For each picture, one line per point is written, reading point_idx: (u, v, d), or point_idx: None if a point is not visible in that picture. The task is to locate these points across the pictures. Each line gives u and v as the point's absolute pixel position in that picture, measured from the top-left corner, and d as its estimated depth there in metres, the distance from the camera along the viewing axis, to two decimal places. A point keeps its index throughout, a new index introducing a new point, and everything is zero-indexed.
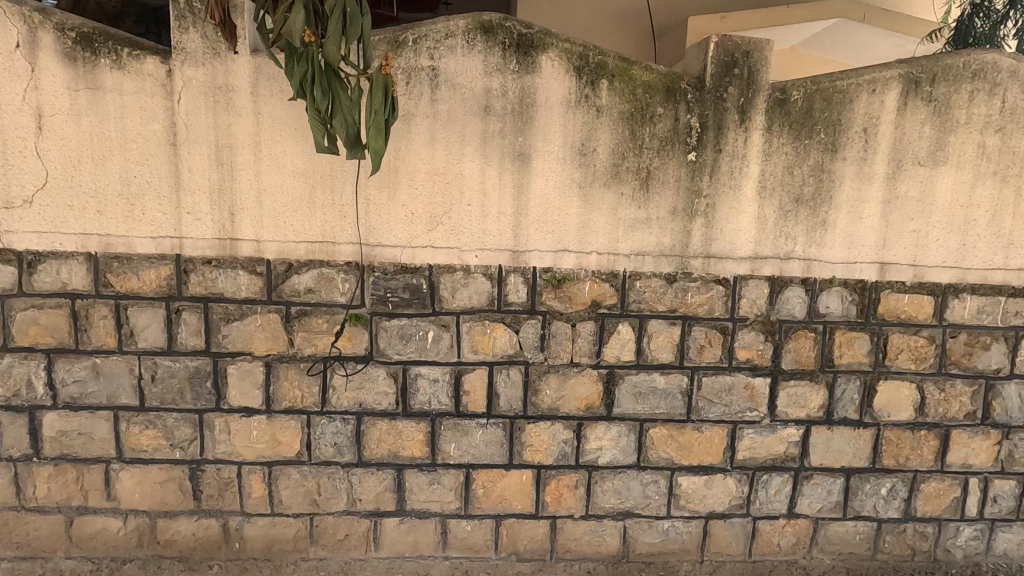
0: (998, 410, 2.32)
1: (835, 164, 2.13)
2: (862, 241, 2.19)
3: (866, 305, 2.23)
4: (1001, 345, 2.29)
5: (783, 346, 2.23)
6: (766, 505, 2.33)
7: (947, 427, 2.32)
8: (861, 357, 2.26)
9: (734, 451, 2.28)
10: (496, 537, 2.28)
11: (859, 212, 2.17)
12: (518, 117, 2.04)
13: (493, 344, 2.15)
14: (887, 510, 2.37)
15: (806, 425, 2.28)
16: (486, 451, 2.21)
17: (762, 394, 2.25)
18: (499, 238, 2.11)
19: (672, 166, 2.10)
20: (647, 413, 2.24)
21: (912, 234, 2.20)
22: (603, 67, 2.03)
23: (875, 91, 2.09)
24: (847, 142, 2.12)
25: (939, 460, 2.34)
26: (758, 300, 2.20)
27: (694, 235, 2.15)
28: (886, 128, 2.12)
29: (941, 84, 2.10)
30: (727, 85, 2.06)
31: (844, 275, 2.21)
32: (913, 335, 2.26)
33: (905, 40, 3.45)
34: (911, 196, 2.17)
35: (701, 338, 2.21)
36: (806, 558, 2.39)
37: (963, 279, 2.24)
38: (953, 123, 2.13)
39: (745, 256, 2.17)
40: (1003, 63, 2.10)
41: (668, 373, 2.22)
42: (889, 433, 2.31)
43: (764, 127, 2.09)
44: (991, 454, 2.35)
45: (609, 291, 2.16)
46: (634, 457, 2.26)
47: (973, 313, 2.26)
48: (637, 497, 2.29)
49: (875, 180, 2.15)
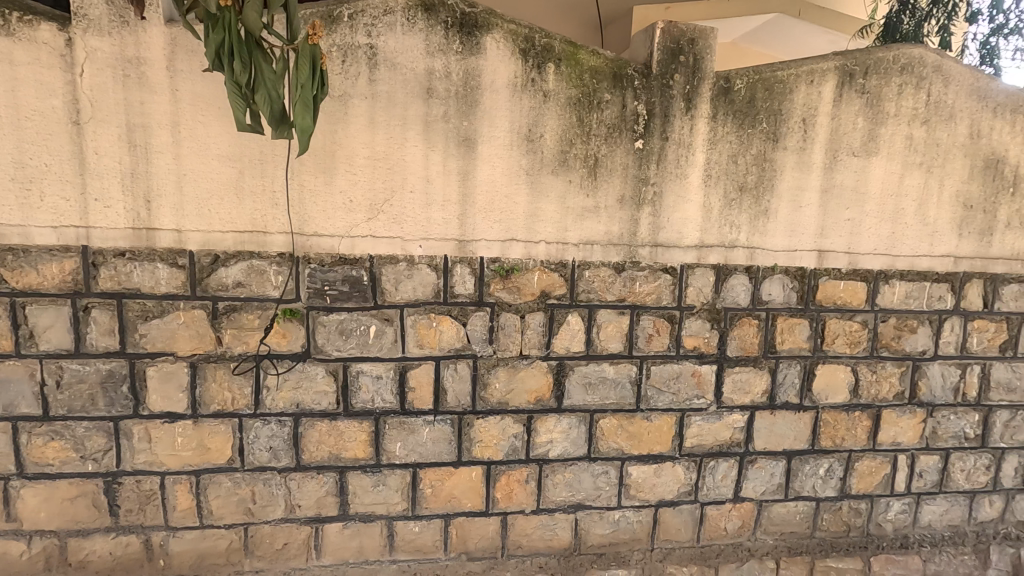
0: (923, 390, 2.45)
1: (777, 153, 2.16)
2: (802, 229, 2.24)
3: (805, 292, 2.29)
4: (927, 328, 2.41)
5: (728, 333, 2.26)
6: (713, 490, 2.36)
7: (878, 408, 2.43)
8: (801, 342, 2.32)
9: (682, 439, 2.30)
10: (445, 538, 2.21)
11: (799, 201, 2.22)
12: (462, 101, 1.95)
13: (440, 337, 2.07)
14: (824, 490, 2.45)
15: (750, 410, 2.33)
16: (433, 449, 2.13)
17: (708, 381, 2.28)
18: (444, 226, 2.02)
19: (619, 153, 2.07)
20: (597, 404, 2.21)
21: (847, 222, 2.27)
22: (549, 51, 1.97)
23: (814, 82, 2.13)
24: (787, 132, 2.15)
25: (872, 439, 2.45)
26: (704, 288, 2.22)
27: (641, 223, 2.14)
28: (824, 119, 2.17)
29: (874, 77, 2.17)
30: (673, 72, 2.05)
31: (785, 263, 2.25)
32: (848, 320, 2.34)
33: (838, 36, 3.64)
34: (846, 185, 2.24)
35: (649, 327, 2.20)
36: (751, 540, 2.45)
37: (893, 265, 2.34)
38: (884, 115, 2.20)
39: (692, 245, 2.18)
40: (928, 57, 2.19)
41: (618, 363, 2.20)
42: (827, 416, 2.39)
43: (709, 115, 2.09)
44: (917, 431, 2.48)
45: (558, 281, 2.12)
46: (584, 449, 2.24)
47: (902, 298, 2.37)
48: (588, 489, 2.27)
49: (813, 170, 2.20)
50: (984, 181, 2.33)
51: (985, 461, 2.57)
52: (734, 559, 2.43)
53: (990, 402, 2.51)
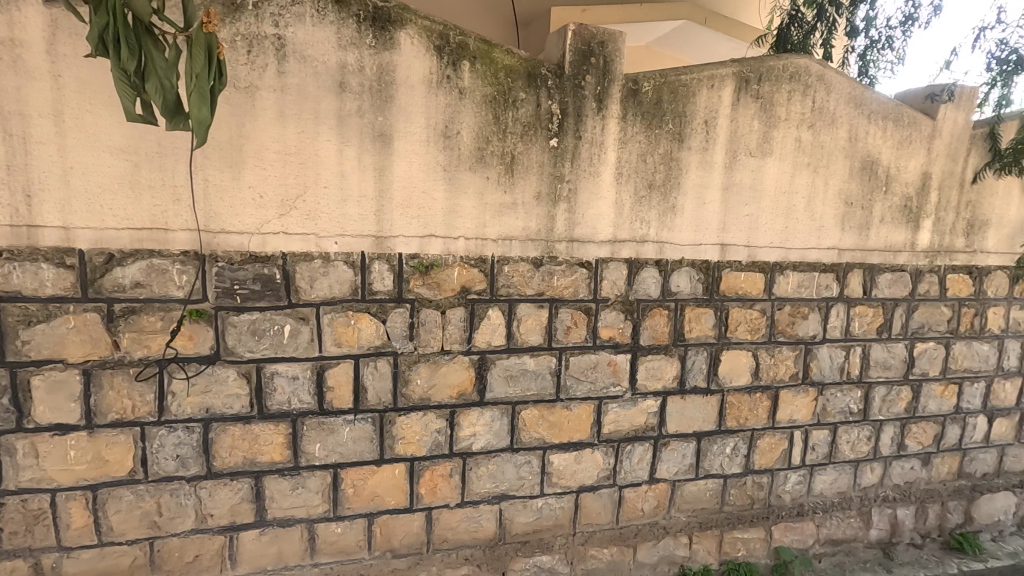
0: (815, 370, 2.69)
1: (682, 153, 2.30)
2: (706, 224, 2.39)
3: (710, 283, 2.45)
4: (817, 315, 2.64)
5: (641, 323, 2.38)
6: (630, 473, 2.49)
7: (777, 389, 2.64)
8: (707, 330, 2.48)
9: (600, 426, 2.40)
10: (369, 537, 2.19)
11: (703, 198, 2.37)
12: (377, 95, 1.93)
13: (358, 335, 2.04)
14: (731, 467, 2.64)
15: (662, 396, 2.47)
16: (354, 448, 2.10)
17: (623, 369, 2.39)
18: (360, 222, 1.99)
19: (535, 151, 2.13)
20: (519, 395, 2.27)
21: (746, 218, 2.45)
22: (464, 48, 1.99)
23: (714, 87, 2.28)
24: (691, 133, 2.29)
25: (771, 417, 2.66)
26: (618, 281, 2.33)
27: (557, 219, 2.21)
28: (723, 122, 2.33)
29: (766, 83, 2.35)
30: (585, 74, 2.13)
31: (692, 256, 2.40)
32: (749, 308, 2.53)
33: (739, 44, 3.89)
34: (744, 183, 2.41)
35: (567, 319, 2.28)
36: (666, 518, 2.60)
37: (787, 257, 2.55)
38: (776, 118, 2.39)
39: (605, 240, 2.28)
40: (813, 67, 2.40)
41: (537, 355, 2.27)
42: (731, 398, 2.57)
43: (620, 115, 2.19)
44: (810, 409, 2.72)
45: (478, 276, 2.15)
46: (507, 440, 2.29)
47: (795, 287, 2.58)
48: (511, 479, 2.32)
49: (715, 168, 2.36)
50: (861, 181, 2.59)
51: (866, 433, 2.86)
52: (650, 537, 2.57)
53: (870, 379, 2.80)
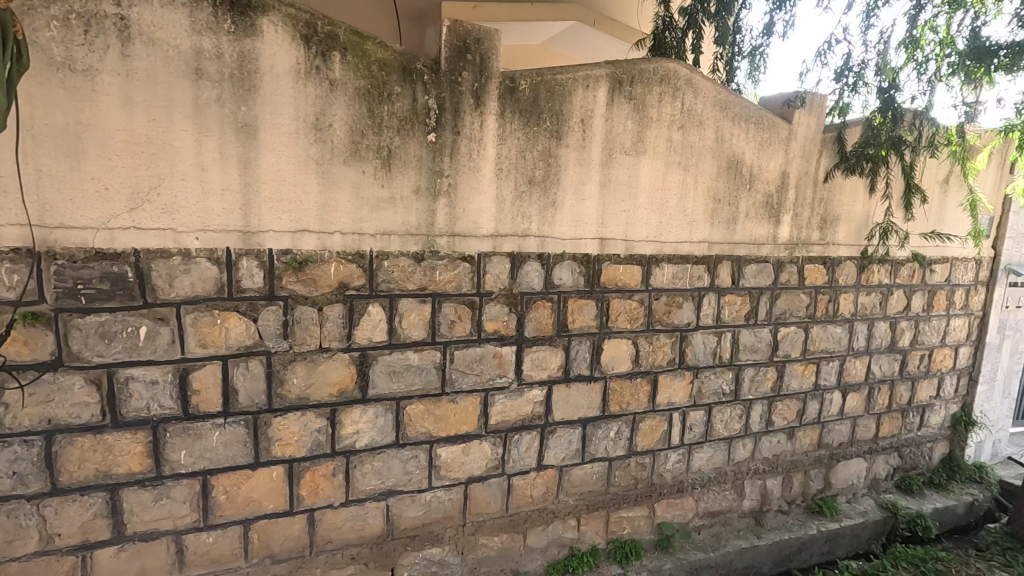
0: (690, 355, 2.91)
1: (560, 150, 2.39)
2: (585, 219, 2.51)
3: (591, 275, 2.57)
4: (690, 303, 2.85)
5: (525, 315, 2.46)
6: (518, 461, 2.57)
7: (655, 373, 2.83)
8: (589, 320, 2.61)
9: (487, 416, 2.46)
10: (245, 544, 2.11)
11: (581, 194, 2.47)
12: (238, 84, 1.85)
13: (226, 335, 1.95)
14: (615, 450, 2.80)
15: (548, 384, 2.57)
16: (225, 453, 2.01)
17: (509, 361, 2.46)
18: (224, 217, 1.90)
19: (412, 146, 2.13)
20: (403, 391, 2.27)
21: (623, 213, 2.59)
22: (334, 39, 1.95)
23: (589, 87, 2.39)
24: (568, 131, 2.39)
25: (651, 401, 2.85)
26: (501, 275, 2.38)
27: (438, 214, 2.22)
28: (599, 121, 2.44)
29: (638, 85, 2.49)
30: (461, 70, 2.15)
31: (573, 250, 2.51)
32: (628, 299, 2.68)
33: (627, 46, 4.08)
34: (620, 180, 2.55)
35: (451, 313, 2.30)
36: (555, 503, 2.70)
37: (662, 250, 2.72)
38: (648, 119, 2.55)
39: (487, 234, 2.32)
40: (680, 71, 2.57)
41: (421, 349, 2.28)
42: (614, 383, 2.73)
43: (498, 112, 2.24)
44: (686, 391, 2.94)
45: (356, 272, 2.12)
46: (392, 436, 2.28)
47: (670, 279, 2.77)
48: (398, 475, 2.32)
49: (592, 166, 2.47)
50: (728, 179, 2.81)
51: (738, 412, 3.11)
52: (540, 522, 2.67)
53: (740, 362, 3.05)
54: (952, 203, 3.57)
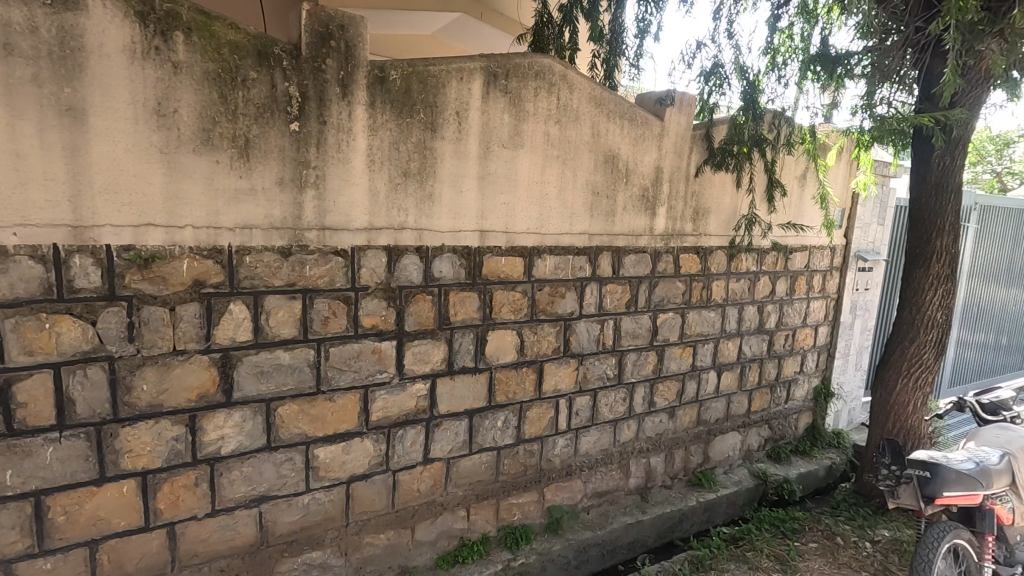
0: (574, 343, 3.02)
1: (435, 143, 2.37)
2: (464, 212, 2.52)
3: (473, 268, 2.59)
4: (573, 293, 2.95)
5: (405, 310, 2.43)
6: (403, 457, 2.55)
7: (541, 362, 2.91)
8: (472, 312, 2.62)
9: (368, 414, 2.41)
10: (92, 568, 1.93)
11: (459, 186, 2.48)
12: (61, 63, 1.67)
13: (58, 341, 1.77)
14: (503, 439, 2.86)
15: (431, 378, 2.56)
16: (63, 470, 1.83)
17: (389, 356, 2.43)
18: (49, 210, 1.71)
19: (273, 135, 2.02)
20: (273, 392, 2.17)
21: (503, 205, 2.63)
22: (176, 18, 1.81)
23: (463, 80, 2.39)
24: (443, 123, 2.38)
25: (537, 389, 2.93)
26: (377, 269, 2.33)
27: (305, 207, 2.13)
28: (474, 113, 2.45)
29: (513, 79, 2.53)
30: (325, 56, 2.08)
31: (452, 242, 2.51)
32: (511, 290, 2.73)
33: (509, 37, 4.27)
34: (499, 173, 2.59)
35: (324, 309, 2.23)
36: (443, 495, 2.71)
37: (543, 242, 2.79)
38: (525, 113, 2.60)
39: (360, 227, 2.27)
40: (555, 67, 2.64)
41: (292, 348, 2.19)
42: (499, 374, 2.77)
43: (367, 102, 2.19)
44: (572, 377, 3.05)
45: (213, 269, 1.99)
46: (263, 439, 2.18)
47: (552, 270, 2.85)
48: (271, 479, 2.22)
49: (470, 158, 2.49)
50: (605, 173, 2.95)
51: (622, 395, 3.29)
52: (428, 515, 2.67)
53: (621, 347, 3.23)
54: (808, 196, 3.94)
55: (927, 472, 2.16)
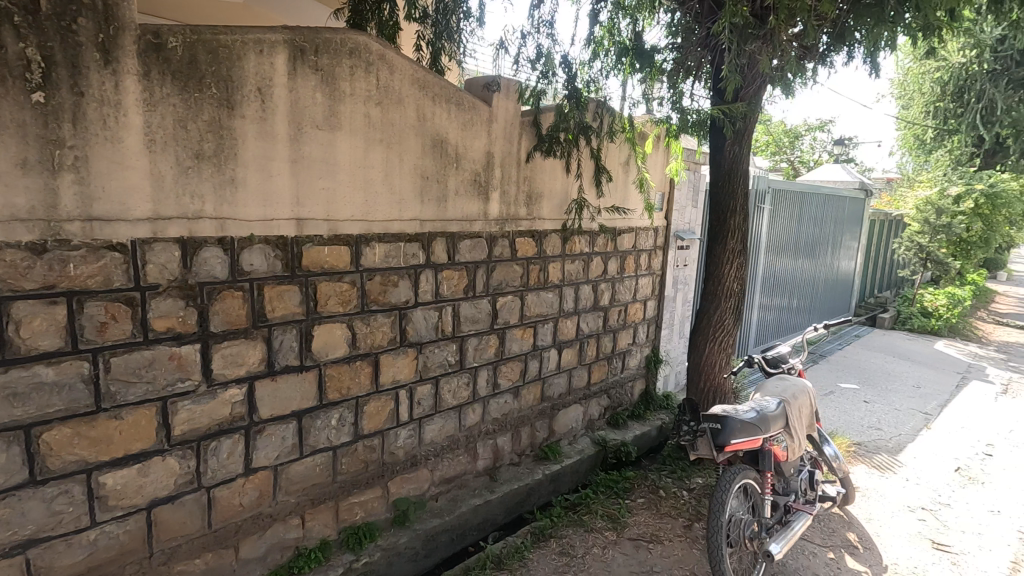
0: (411, 332, 2.97)
1: (234, 122, 2.14)
2: (276, 199, 2.31)
3: (290, 259, 2.40)
4: (407, 281, 2.89)
5: (208, 308, 2.17)
6: (219, 471, 2.31)
7: (376, 354, 2.82)
8: (293, 307, 2.44)
9: (170, 429, 2.14)
10: None
11: (268, 170, 2.27)
12: None
13: None
14: (339, 438, 2.73)
15: (248, 381, 2.34)
16: None
17: (192, 361, 2.16)
18: None
19: (6, 107, 1.67)
20: (34, 415, 1.82)
21: (322, 191, 2.46)
22: None
23: (264, 53, 2.18)
24: (241, 100, 2.15)
25: (374, 382, 2.83)
26: (169, 265, 2.06)
27: (63, 194, 1.80)
28: (280, 91, 2.25)
29: (324, 56, 2.36)
30: (75, 15, 1.76)
31: (263, 232, 2.30)
32: (337, 281, 2.58)
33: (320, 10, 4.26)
34: (315, 157, 2.41)
35: (99, 314, 1.91)
36: (271, 506, 2.52)
37: (370, 230, 2.68)
38: (341, 93, 2.45)
39: (142, 218, 1.97)
40: (372, 46, 2.52)
41: (58, 362, 1.85)
42: (330, 370, 2.63)
43: (139, 73, 1.90)
44: (411, 367, 3.01)
45: None
46: (24, 473, 1.83)
47: (383, 258, 2.76)
48: (41, 518, 1.88)
49: (279, 140, 2.28)
50: (434, 158, 2.92)
51: (465, 380, 3.33)
52: (254, 530, 2.47)
53: (462, 332, 3.25)
54: (631, 182, 4.28)
55: (718, 424, 2.44)
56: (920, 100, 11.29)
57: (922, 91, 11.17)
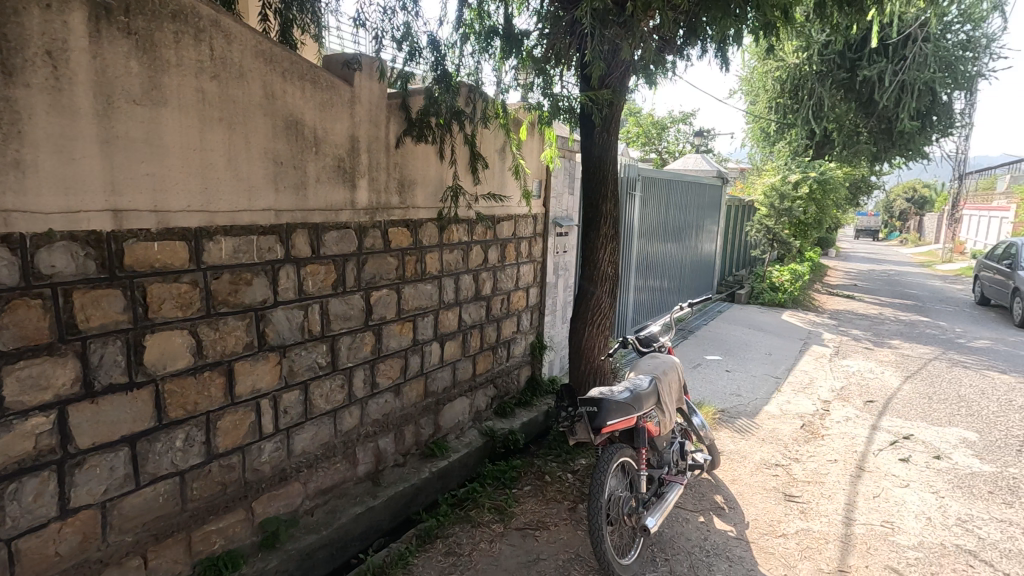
0: (271, 335, 2.68)
1: (15, 91, 1.75)
2: (82, 186, 1.94)
3: (108, 258, 2.03)
4: (262, 279, 2.60)
5: None
6: (24, 517, 1.93)
7: (229, 362, 2.51)
8: (115, 315, 2.07)
9: None
10: None
11: (69, 152, 1.89)
12: None
13: None
14: (187, 460, 2.39)
15: (58, 406, 1.96)
16: None
17: None
18: None
19: None
20: None
21: (147, 177, 2.11)
22: None
23: (52, 9, 1.81)
24: (24, 65, 1.77)
25: (228, 394, 2.52)
26: None
27: None
28: (79, 56, 1.88)
29: (139, 17, 2.02)
30: None
31: (68, 228, 1.92)
32: (174, 282, 2.24)
33: None
34: (133, 137, 2.05)
35: None
36: (100, 549, 2.16)
37: (213, 222, 2.36)
38: (164, 63, 2.11)
39: None
40: (202, 10, 2.21)
41: None
42: (170, 385, 2.28)
43: None
44: (274, 373, 2.72)
45: None
46: None
47: (231, 254, 2.45)
48: None
49: (82, 116, 1.91)
50: (288, 141, 2.65)
51: (339, 382, 3.10)
52: None
53: (332, 332, 3.02)
54: (508, 169, 4.25)
55: (596, 407, 2.47)
56: (765, 96, 12.55)
57: (766, 88, 12.42)
